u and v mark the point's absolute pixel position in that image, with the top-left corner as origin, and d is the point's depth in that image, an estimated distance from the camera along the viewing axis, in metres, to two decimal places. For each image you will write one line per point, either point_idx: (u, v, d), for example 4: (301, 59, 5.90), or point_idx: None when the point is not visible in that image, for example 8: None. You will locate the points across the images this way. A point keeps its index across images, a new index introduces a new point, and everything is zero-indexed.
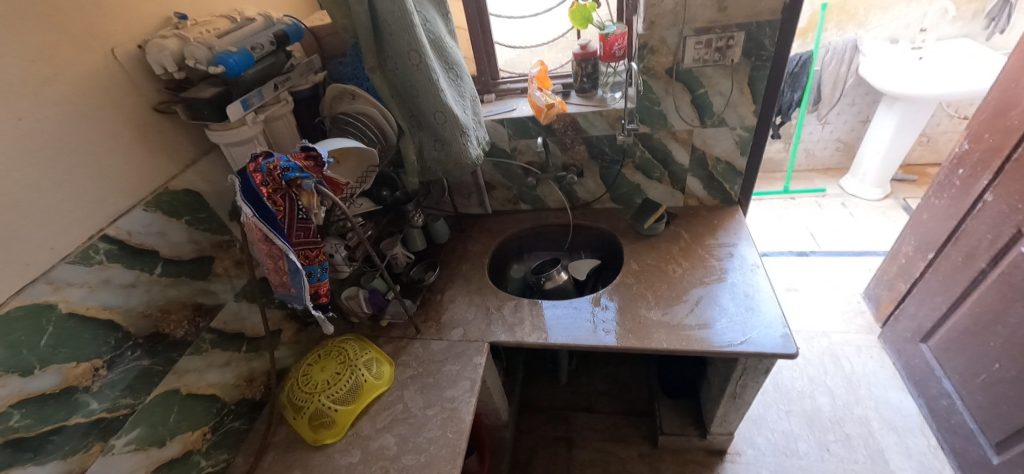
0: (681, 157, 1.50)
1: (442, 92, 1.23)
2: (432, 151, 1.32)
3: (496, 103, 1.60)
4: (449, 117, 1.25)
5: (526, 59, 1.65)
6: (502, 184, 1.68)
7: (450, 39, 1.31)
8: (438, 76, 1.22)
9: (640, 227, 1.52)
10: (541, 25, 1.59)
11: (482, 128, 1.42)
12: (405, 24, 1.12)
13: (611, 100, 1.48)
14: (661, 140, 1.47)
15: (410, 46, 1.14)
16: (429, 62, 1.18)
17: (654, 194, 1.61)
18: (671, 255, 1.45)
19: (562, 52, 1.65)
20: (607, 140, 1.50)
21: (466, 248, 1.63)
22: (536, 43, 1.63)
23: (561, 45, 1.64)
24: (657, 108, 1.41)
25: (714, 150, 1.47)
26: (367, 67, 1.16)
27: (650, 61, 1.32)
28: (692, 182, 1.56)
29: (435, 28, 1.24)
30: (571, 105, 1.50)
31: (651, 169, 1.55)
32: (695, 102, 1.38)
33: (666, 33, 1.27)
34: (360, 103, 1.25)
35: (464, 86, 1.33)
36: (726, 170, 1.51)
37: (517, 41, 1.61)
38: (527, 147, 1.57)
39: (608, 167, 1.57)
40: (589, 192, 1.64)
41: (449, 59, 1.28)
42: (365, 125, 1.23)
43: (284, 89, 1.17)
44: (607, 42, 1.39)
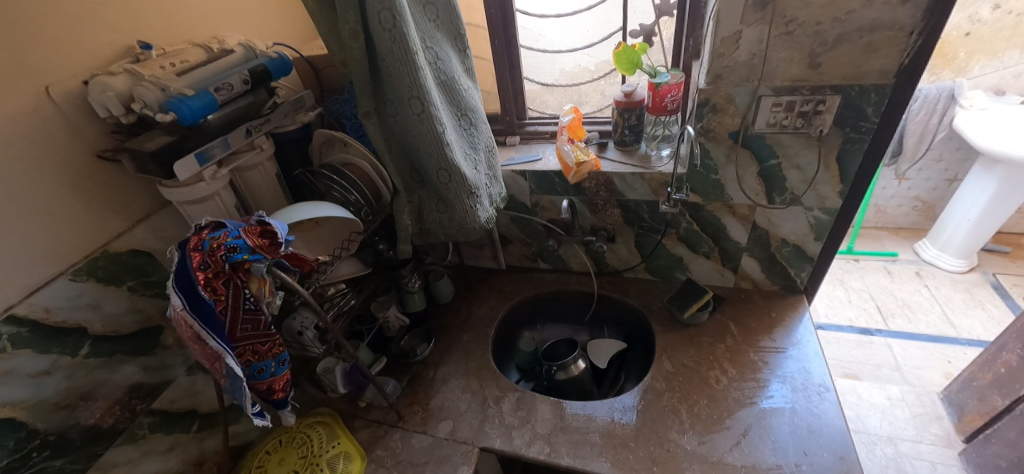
0: (737, 234, 1.23)
1: (448, 145, 1.02)
2: (433, 211, 1.11)
3: (520, 149, 1.37)
4: (454, 176, 1.04)
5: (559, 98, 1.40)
6: (519, 239, 1.45)
7: (467, 79, 1.10)
8: (446, 126, 1.02)
9: (680, 316, 1.24)
10: (580, 61, 1.33)
11: (497, 183, 1.20)
12: (409, 65, 0.91)
13: (657, 161, 1.22)
14: (715, 213, 1.20)
15: (411, 91, 0.94)
16: (434, 110, 0.97)
17: (698, 271, 1.34)
18: (716, 359, 1.17)
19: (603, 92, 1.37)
20: (647, 206, 1.25)
21: (470, 312, 1.41)
22: (572, 82, 1.36)
23: (603, 85, 1.36)
24: (713, 177, 1.14)
25: (781, 231, 1.19)
26: (360, 112, 0.97)
27: (712, 122, 1.06)
28: (747, 262, 1.28)
29: (448, 67, 1.04)
30: (606, 160, 1.25)
31: (698, 243, 1.28)
32: (763, 175, 1.10)
33: (735, 90, 1.00)
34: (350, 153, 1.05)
35: (479, 137, 1.12)
36: (793, 255, 1.22)
37: (550, 78, 1.35)
38: (552, 203, 1.33)
39: (646, 236, 1.31)
40: (621, 260, 1.38)
41: (462, 105, 1.08)
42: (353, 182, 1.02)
43: (261, 133, 0.98)
44: (658, 93, 1.13)
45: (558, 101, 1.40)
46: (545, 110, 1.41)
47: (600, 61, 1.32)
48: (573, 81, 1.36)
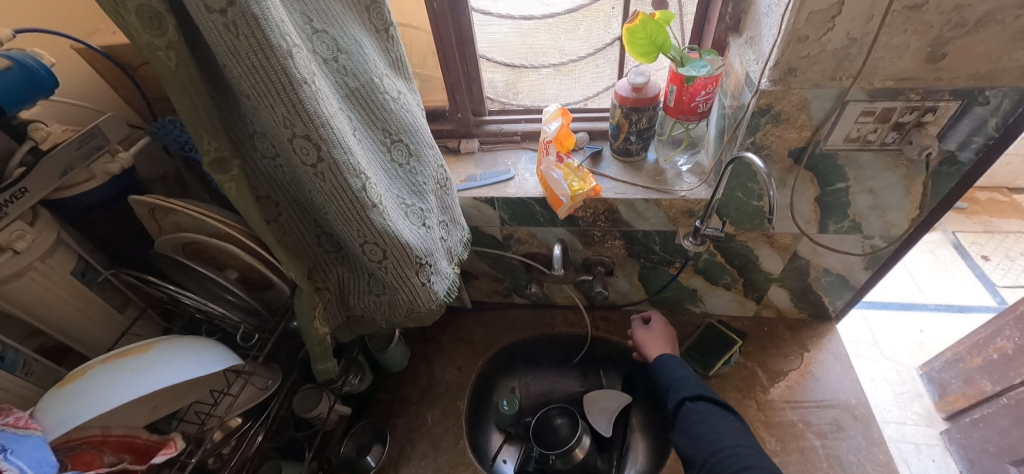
0: (770, 265, 0.96)
1: (378, 205, 0.61)
2: (362, 293, 0.72)
3: (481, 161, 0.98)
4: (391, 250, 0.64)
5: (536, 82, 0.98)
6: (487, 275, 1.10)
7: (393, 77, 0.67)
8: (370, 172, 0.60)
9: (704, 372, 1.01)
10: (568, 26, 0.90)
11: (455, 229, 0.82)
12: (281, 82, 0.48)
13: (676, 179, 0.88)
14: (748, 244, 0.92)
15: (293, 128, 0.51)
16: (343, 154, 0.55)
17: (713, 302, 1.08)
18: (749, 426, 0.95)
19: (602, 69, 0.96)
20: (660, 237, 0.93)
21: (430, 377, 1.08)
22: (559, 56, 0.94)
23: (602, 60, 0.95)
24: (755, 204, 0.83)
25: (825, 261, 0.93)
26: (204, 163, 0.53)
27: (770, 136, 0.73)
28: (775, 292, 1.03)
29: (363, 67, 0.60)
30: (604, 179, 0.90)
31: (718, 275, 1.00)
32: (821, 201, 0.82)
33: (813, 92, 0.67)
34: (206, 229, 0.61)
35: (425, 172, 0.71)
36: (833, 285, 0.98)
37: (524, 54, 0.94)
38: (531, 235, 0.97)
39: (653, 269, 1.01)
40: (620, 294, 1.10)
41: (394, 128, 0.66)
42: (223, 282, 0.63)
43: (11, 219, 0.53)
44: (687, 90, 0.76)
45: (542, 83, 0.99)
46: (519, 100, 1.01)
47: (596, 24, 0.89)
48: (562, 55, 0.94)
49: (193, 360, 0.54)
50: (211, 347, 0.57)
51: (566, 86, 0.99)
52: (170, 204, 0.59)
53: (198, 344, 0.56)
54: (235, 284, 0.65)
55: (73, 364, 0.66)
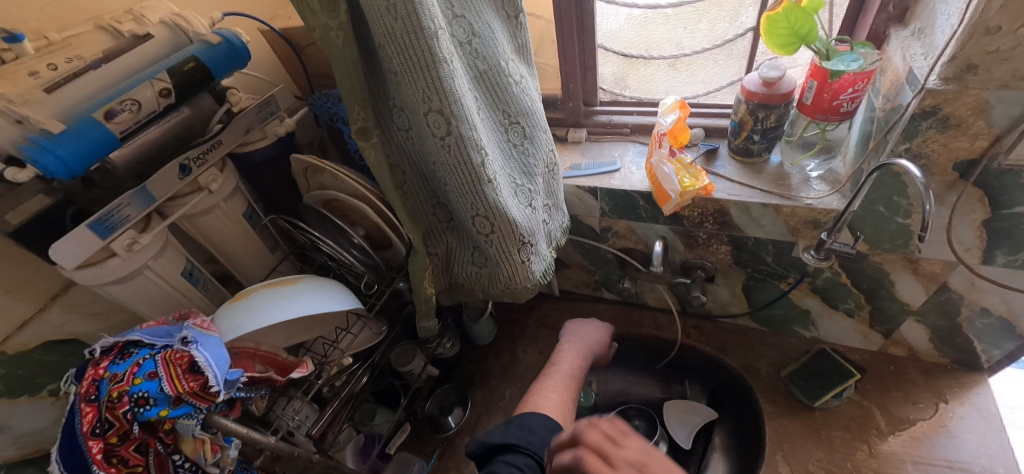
0: (908, 294, 0.84)
1: (493, 181, 0.65)
2: (465, 263, 0.77)
3: (588, 151, 0.99)
4: (499, 225, 0.68)
5: (649, 75, 0.97)
6: (579, 265, 1.11)
7: (518, 62, 0.70)
8: (489, 150, 0.64)
9: (809, 402, 0.92)
10: (691, 18, 0.87)
11: (557, 213, 0.84)
12: (424, 61, 0.53)
13: (802, 186, 0.80)
14: (883, 267, 0.81)
15: (430, 104, 0.56)
16: (468, 131, 0.59)
17: (829, 328, 0.98)
18: (856, 471, 0.85)
19: (722, 64, 0.91)
20: (773, 247, 0.86)
21: (514, 356, 1.12)
22: (674, 49, 0.92)
23: (723, 55, 0.91)
24: (899, 221, 0.73)
25: (985, 299, 0.79)
26: (353, 131, 0.61)
27: (931, 143, 0.63)
28: (910, 327, 0.90)
29: (492, 51, 0.64)
30: (717, 179, 0.85)
31: (839, 297, 0.90)
32: (988, 227, 0.69)
33: (999, 94, 0.57)
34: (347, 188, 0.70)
35: (537, 156, 0.74)
36: (991, 329, 0.83)
37: (638, 45, 0.93)
38: (631, 230, 0.96)
39: (761, 281, 0.94)
40: (718, 303, 1.04)
41: (513, 110, 0.69)
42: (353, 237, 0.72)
43: (209, 165, 0.66)
44: (829, 87, 0.69)
45: (651, 75, 0.97)
46: (626, 92, 1.01)
47: (723, 16, 0.85)
48: (679, 48, 0.91)
49: (327, 296, 0.62)
50: (342, 290, 0.65)
51: (680, 82, 0.97)
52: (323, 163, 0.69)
53: (331, 284, 0.64)
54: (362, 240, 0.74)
55: (235, 290, 0.80)
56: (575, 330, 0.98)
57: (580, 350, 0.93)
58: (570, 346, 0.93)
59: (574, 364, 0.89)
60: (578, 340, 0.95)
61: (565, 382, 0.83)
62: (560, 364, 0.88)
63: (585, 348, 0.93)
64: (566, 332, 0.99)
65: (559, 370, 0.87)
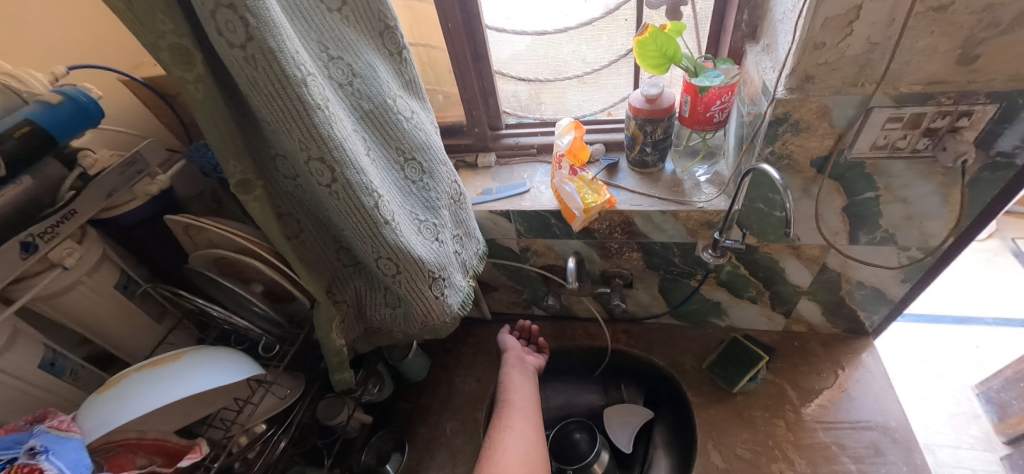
0: (798, 277, 0.92)
1: (392, 223, 0.63)
2: (378, 305, 0.74)
3: (498, 174, 1.00)
4: (404, 266, 0.66)
5: (560, 90, 1.00)
6: (506, 287, 1.11)
7: (409, 98, 0.70)
8: (383, 191, 0.62)
9: (729, 390, 0.97)
10: (592, 36, 0.91)
11: (470, 242, 0.84)
12: (295, 109, 0.51)
13: (694, 190, 0.86)
14: (774, 256, 0.89)
15: (309, 152, 0.54)
16: (356, 176, 0.57)
17: (739, 316, 1.04)
18: (777, 446, 0.91)
19: (626, 75, 0.96)
20: (679, 249, 0.91)
21: (450, 388, 1.10)
22: (582, 66, 0.96)
23: (626, 67, 0.95)
24: (778, 215, 0.80)
25: (859, 273, 0.88)
26: (231, 185, 0.57)
27: (790, 145, 0.70)
28: (805, 306, 0.98)
29: (376, 89, 0.63)
30: (619, 191, 0.89)
31: (743, 287, 0.97)
32: (849, 211, 0.78)
33: (835, 99, 0.64)
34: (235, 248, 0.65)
35: (439, 188, 0.73)
36: (869, 299, 0.93)
37: (549, 71, 0.97)
38: (548, 247, 0.97)
39: (674, 281, 0.99)
40: (640, 306, 1.08)
41: (407, 147, 0.68)
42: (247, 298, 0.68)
43: (61, 239, 0.58)
44: (701, 101, 0.75)
45: (564, 90, 1.00)
46: (542, 112, 1.03)
47: (620, 31, 0.89)
48: (586, 64, 0.95)
49: (218, 368, 0.57)
50: (238, 356, 0.61)
51: (590, 96, 1.00)
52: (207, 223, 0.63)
53: (223, 352, 0.60)
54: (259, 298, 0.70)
55: (117, 370, 0.71)
56: (510, 342, 1.04)
57: (520, 359, 1.00)
58: (512, 361, 0.99)
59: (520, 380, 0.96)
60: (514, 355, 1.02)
61: (525, 401, 0.91)
62: (511, 379, 0.95)
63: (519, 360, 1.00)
64: (503, 345, 1.05)
65: (514, 391, 0.93)
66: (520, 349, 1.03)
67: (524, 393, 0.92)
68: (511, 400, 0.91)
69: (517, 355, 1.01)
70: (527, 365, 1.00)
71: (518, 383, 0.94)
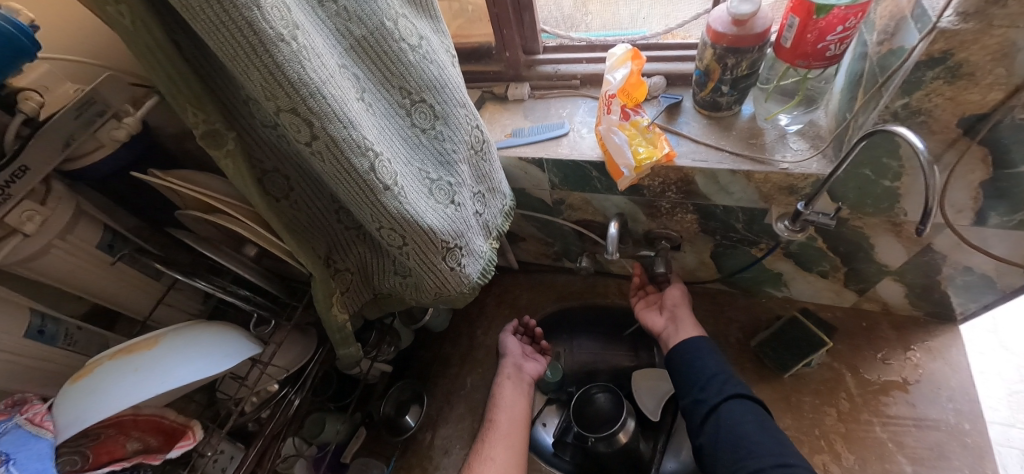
0: (888, 256, 0.76)
1: (394, 188, 0.51)
2: (385, 272, 0.65)
3: (532, 111, 0.83)
4: (410, 237, 0.55)
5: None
6: (535, 238, 1.00)
7: (417, 17, 0.53)
8: (382, 148, 0.49)
9: (778, 371, 0.87)
10: None
11: (493, 199, 0.71)
12: (250, 43, 0.36)
13: (778, 144, 0.68)
14: (863, 230, 0.72)
15: (277, 102, 0.40)
16: (343, 132, 0.44)
17: (801, 288, 0.90)
18: (824, 437, 0.82)
19: None
20: (744, 215, 0.75)
21: (471, 340, 1.04)
22: None
23: None
24: (886, 184, 0.63)
25: (972, 258, 0.71)
26: (196, 138, 0.45)
27: (935, 97, 0.51)
28: (886, 285, 0.83)
29: (370, 7, 0.47)
30: (679, 141, 0.72)
31: (814, 260, 0.82)
32: (986, 187, 0.59)
33: None
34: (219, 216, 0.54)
35: (455, 138, 0.59)
36: (971, 285, 0.77)
37: None
38: (586, 202, 0.83)
39: (731, 248, 0.84)
40: (686, 269, 0.95)
41: (414, 86, 0.53)
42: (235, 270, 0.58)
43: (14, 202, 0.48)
44: (815, 26, 0.54)
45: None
46: (588, 24, 0.83)
47: None
48: None
49: (204, 354, 0.52)
50: (224, 336, 0.55)
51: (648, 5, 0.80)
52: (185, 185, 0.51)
53: (206, 334, 0.54)
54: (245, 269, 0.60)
55: (122, 328, 0.67)
56: (511, 344, 0.96)
57: (518, 368, 0.92)
58: (509, 369, 0.92)
59: (509, 424, 0.85)
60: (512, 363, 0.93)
61: (512, 418, 0.86)
62: (501, 395, 0.88)
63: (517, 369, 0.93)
64: (503, 346, 0.96)
65: (500, 412, 0.86)
66: (520, 354, 0.95)
67: (513, 413, 0.86)
68: (499, 420, 0.85)
69: (517, 358, 0.93)
70: (523, 376, 0.92)
71: (508, 400, 0.88)
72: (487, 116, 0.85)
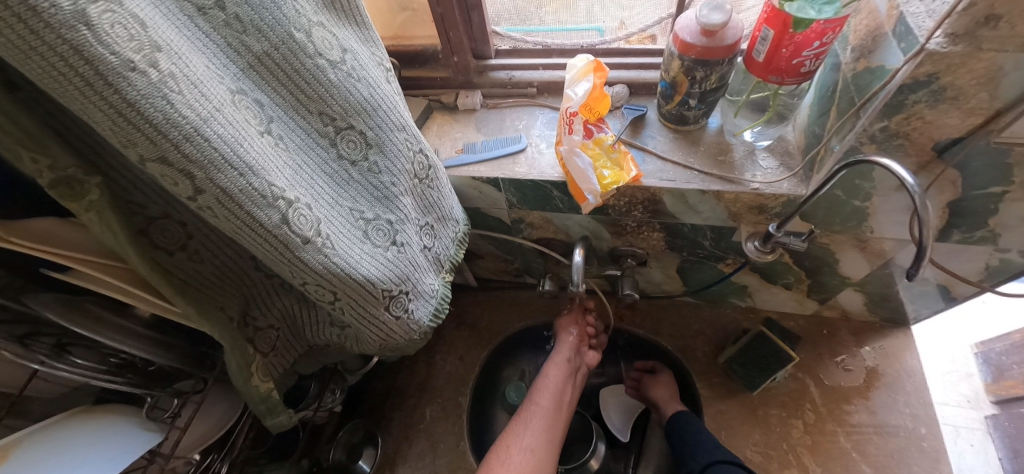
0: (853, 270, 0.74)
1: (317, 239, 0.41)
2: (318, 322, 0.56)
3: (484, 123, 0.75)
4: (341, 291, 0.46)
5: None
6: (493, 255, 0.92)
7: (339, 24, 0.44)
8: (298, 192, 0.40)
9: (745, 385, 0.85)
10: None
11: (444, 228, 0.63)
12: (85, 75, 0.26)
13: (747, 162, 0.64)
14: (830, 247, 0.70)
15: (138, 149, 0.30)
16: (240, 181, 0.35)
17: (765, 299, 0.89)
18: (791, 451, 0.81)
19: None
20: (712, 233, 0.71)
21: (428, 367, 0.96)
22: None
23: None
24: (856, 204, 0.60)
25: (932, 270, 0.71)
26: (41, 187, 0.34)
27: (914, 120, 0.47)
28: (846, 295, 0.82)
29: (271, 15, 0.37)
30: (645, 158, 0.66)
31: (779, 274, 0.80)
32: (954, 208, 0.58)
33: (1018, 58, 0.40)
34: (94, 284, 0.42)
35: (394, 168, 0.50)
36: (927, 294, 0.77)
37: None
38: (547, 220, 0.77)
39: (697, 263, 0.81)
40: (651, 283, 0.91)
41: (337, 111, 0.44)
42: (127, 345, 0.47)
43: None
44: (790, 42, 0.50)
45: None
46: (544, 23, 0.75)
47: None
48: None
49: (94, 444, 0.45)
50: (106, 419, 0.48)
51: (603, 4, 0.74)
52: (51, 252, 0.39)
53: (86, 424, 0.46)
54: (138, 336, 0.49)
55: None
56: (568, 324, 0.89)
57: (572, 354, 0.85)
58: (569, 345, 0.86)
59: (549, 411, 0.78)
60: (564, 344, 0.86)
61: (558, 405, 0.79)
62: (548, 377, 0.82)
63: (570, 353, 0.85)
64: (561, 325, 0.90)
65: (546, 395, 0.79)
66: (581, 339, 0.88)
67: (552, 398, 0.79)
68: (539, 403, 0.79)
69: (578, 333, 0.87)
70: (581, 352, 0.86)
71: (558, 382, 0.81)
72: (434, 128, 0.76)
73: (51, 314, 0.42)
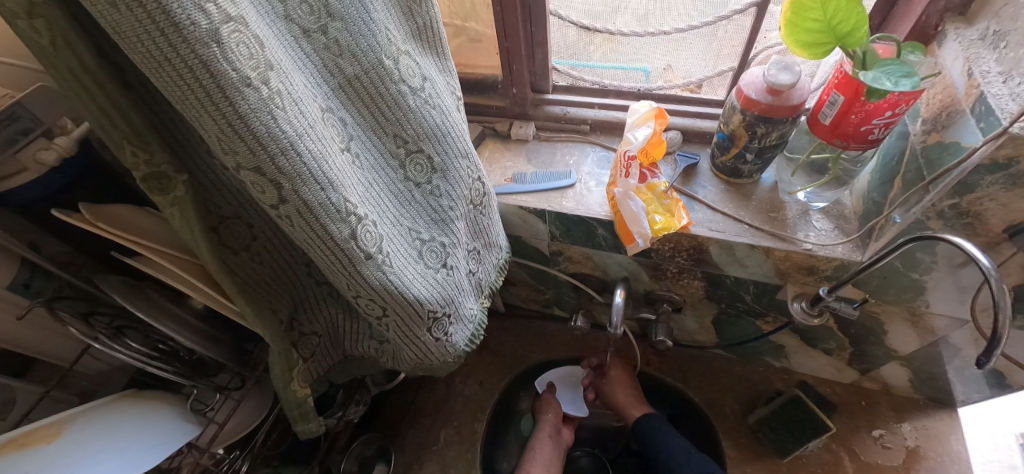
0: (901, 343, 0.71)
1: (378, 257, 0.43)
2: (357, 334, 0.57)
3: (535, 154, 0.77)
4: (391, 308, 0.47)
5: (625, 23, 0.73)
6: (526, 284, 0.92)
7: (421, 54, 0.46)
8: (368, 209, 0.41)
9: (774, 449, 0.82)
10: None
11: (488, 255, 0.64)
12: (207, 88, 0.28)
13: (800, 221, 0.63)
14: (879, 316, 0.68)
15: (237, 157, 0.32)
16: (320, 195, 0.36)
17: (802, 361, 0.86)
18: None
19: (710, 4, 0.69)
20: (756, 288, 0.70)
21: (449, 388, 0.96)
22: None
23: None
24: (914, 276, 0.58)
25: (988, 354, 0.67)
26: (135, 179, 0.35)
27: (986, 201, 0.46)
28: (890, 368, 0.79)
29: (367, 42, 0.39)
30: (694, 207, 0.66)
31: (820, 338, 0.78)
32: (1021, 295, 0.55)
33: None
34: (163, 273, 0.44)
35: (453, 193, 0.51)
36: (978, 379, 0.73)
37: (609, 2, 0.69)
38: (587, 256, 0.77)
39: (735, 317, 0.79)
40: (684, 331, 0.89)
41: (411, 134, 0.45)
42: (180, 335, 0.48)
43: None
44: (862, 109, 0.49)
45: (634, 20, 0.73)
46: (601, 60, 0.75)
47: None
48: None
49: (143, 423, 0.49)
50: (145, 403, 0.51)
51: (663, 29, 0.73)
52: (134, 242, 0.41)
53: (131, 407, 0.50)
54: (189, 328, 0.50)
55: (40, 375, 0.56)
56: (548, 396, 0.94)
57: (555, 425, 0.90)
58: (549, 423, 0.90)
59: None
60: (548, 414, 0.91)
61: None
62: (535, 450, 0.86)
63: (551, 423, 0.90)
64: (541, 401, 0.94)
65: (537, 467, 0.84)
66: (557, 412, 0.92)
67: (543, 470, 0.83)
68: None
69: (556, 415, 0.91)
70: (560, 431, 0.90)
71: (547, 455, 0.85)
72: (486, 154, 0.78)
73: (118, 297, 0.44)
